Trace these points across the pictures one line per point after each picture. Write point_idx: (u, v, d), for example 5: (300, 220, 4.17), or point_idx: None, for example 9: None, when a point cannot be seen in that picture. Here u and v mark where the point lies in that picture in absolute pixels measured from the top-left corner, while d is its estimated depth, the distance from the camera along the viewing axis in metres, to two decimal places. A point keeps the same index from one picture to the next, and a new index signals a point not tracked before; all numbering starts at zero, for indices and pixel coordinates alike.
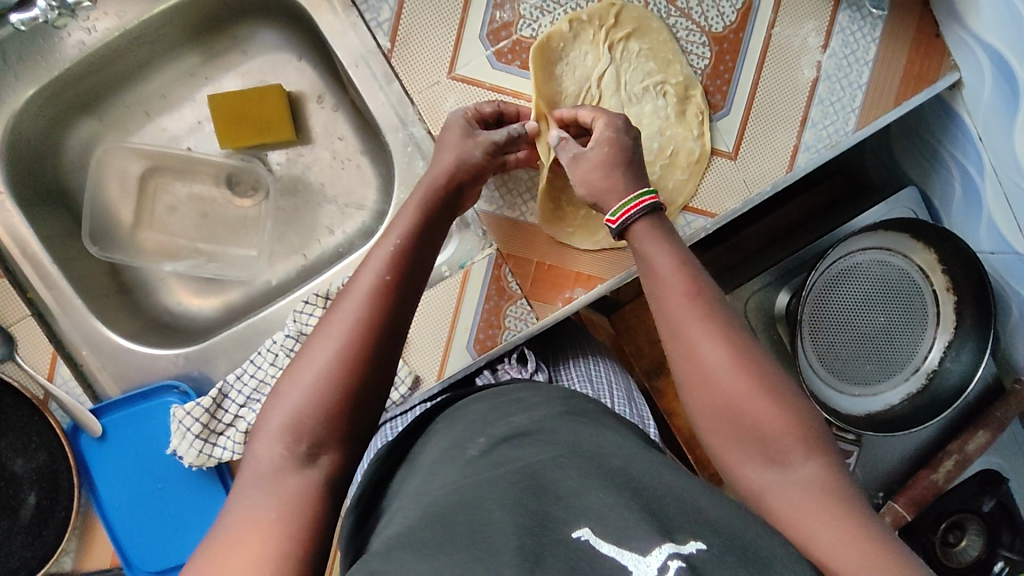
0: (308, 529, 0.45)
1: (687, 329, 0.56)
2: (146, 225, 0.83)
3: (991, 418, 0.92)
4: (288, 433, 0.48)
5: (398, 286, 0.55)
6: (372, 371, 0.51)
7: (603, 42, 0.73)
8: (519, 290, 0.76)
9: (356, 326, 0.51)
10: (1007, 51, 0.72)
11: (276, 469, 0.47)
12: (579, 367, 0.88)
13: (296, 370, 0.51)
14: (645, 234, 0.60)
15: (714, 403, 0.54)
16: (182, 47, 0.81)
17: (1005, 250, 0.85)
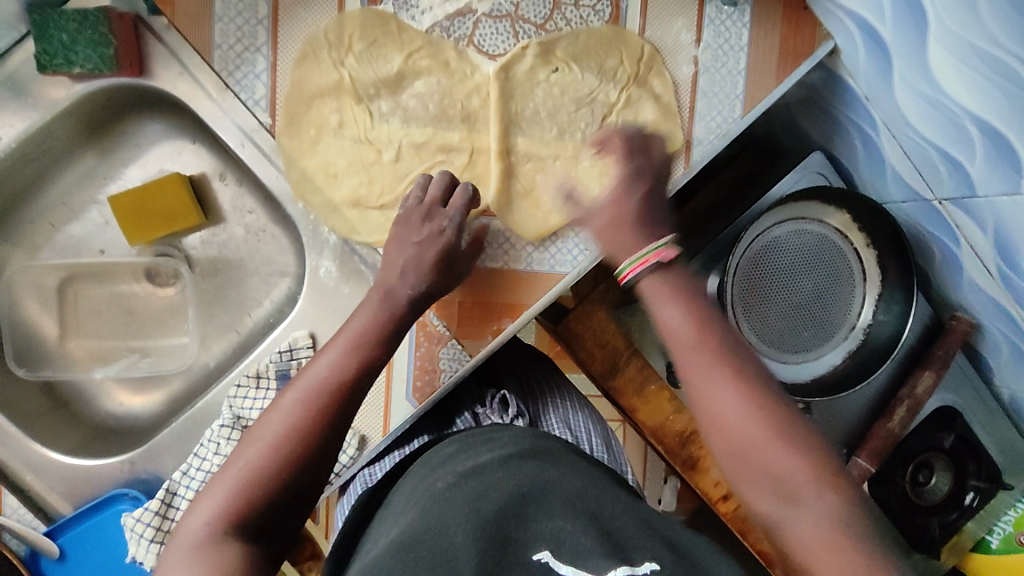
0: None
1: (709, 392, 0.56)
2: (74, 334, 0.83)
3: (934, 357, 0.94)
4: (211, 521, 0.52)
5: (352, 379, 0.59)
6: (314, 452, 0.56)
7: (481, 91, 0.74)
8: (447, 331, 0.76)
9: (292, 428, 0.55)
10: (870, 19, 0.74)
11: (202, 544, 0.51)
12: (557, 407, 0.93)
13: (238, 452, 0.55)
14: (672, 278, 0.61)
15: (736, 457, 0.55)
16: (73, 153, 0.81)
17: (914, 198, 0.88)
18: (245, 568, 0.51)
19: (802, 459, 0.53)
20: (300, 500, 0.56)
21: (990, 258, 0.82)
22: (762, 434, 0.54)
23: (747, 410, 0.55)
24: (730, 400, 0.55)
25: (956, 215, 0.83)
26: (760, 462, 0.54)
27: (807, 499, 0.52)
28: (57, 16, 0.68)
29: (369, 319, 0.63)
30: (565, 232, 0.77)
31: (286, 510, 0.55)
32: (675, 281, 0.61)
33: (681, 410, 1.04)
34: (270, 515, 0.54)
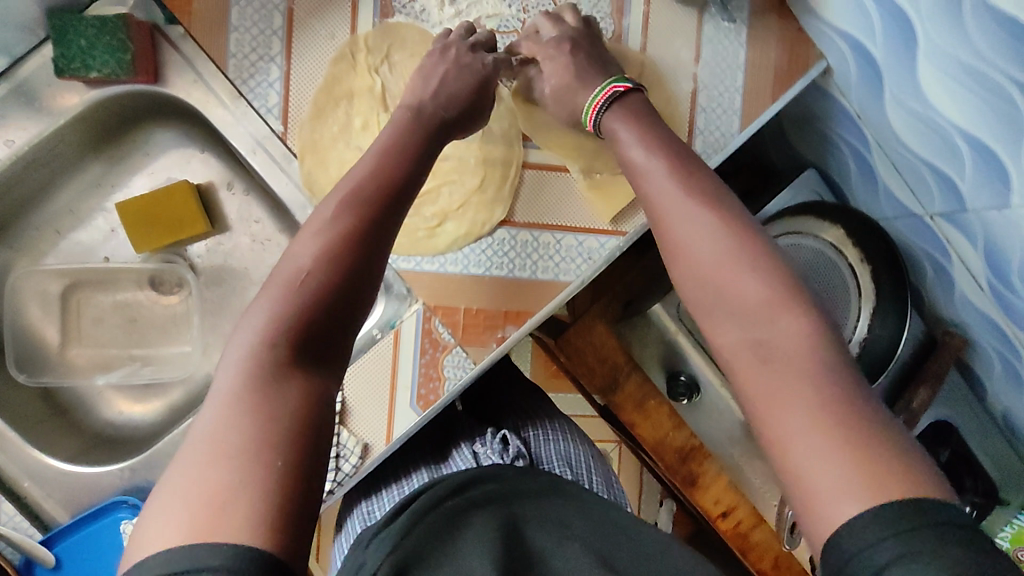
0: (291, 448, 0.43)
1: (673, 226, 0.57)
2: (75, 342, 0.83)
3: (929, 372, 0.95)
4: (246, 371, 0.46)
5: (371, 205, 0.55)
6: (354, 271, 0.52)
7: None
8: (451, 339, 0.76)
9: (316, 259, 0.51)
10: (861, 38, 0.76)
11: (268, 375, 0.46)
12: (555, 439, 0.92)
13: (273, 283, 0.51)
14: (616, 117, 0.66)
15: (697, 279, 0.55)
16: (82, 161, 0.82)
17: (906, 214, 0.91)
18: (318, 394, 0.47)
19: (767, 280, 0.53)
20: (351, 324, 0.52)
21: (980, 272, 0.85)
22: (725, 250, 0.54)
23: (713, 245, 0.55)
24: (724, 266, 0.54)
25: (946, 229, 0.86)
26: (716, 270, 0.54)
27: (778, 321, 0.51)
28: (75, 22, 0.70)
29: (387, 144, 0.60)
30: (570, 240, 0.78)
31: (338, 331, 0.50)
32: (631, 104, 0.66)
33: (680, 426, 1.04)
34: (319, 344, 0.49)
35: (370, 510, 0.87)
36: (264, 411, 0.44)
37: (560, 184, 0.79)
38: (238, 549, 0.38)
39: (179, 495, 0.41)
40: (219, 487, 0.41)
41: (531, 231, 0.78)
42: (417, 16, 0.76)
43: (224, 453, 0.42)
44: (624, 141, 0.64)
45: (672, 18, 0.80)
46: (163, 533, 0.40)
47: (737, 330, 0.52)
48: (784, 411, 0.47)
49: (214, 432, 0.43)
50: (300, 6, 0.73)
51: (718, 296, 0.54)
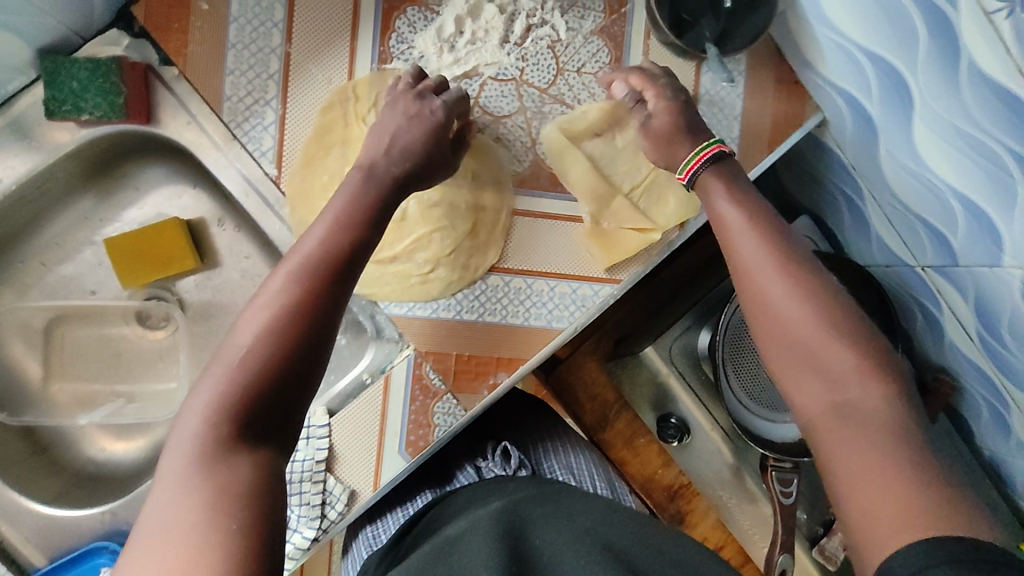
0: (246, 529, 0.42)
1: (753, 281, 0.57)
2: (58, 377, 0.82)
3: None
4: (195, 449, 0.45)
5: (321, 272, 0.53)
6: (300, 347, 0.50)
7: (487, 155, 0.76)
8: (443, 386, 0.76)
9: (263, 335, 0.49)
10: (857, 95, 0.77)
11: (210, 458, 0.44)
12: (555, 449, 0.95)
13: (216, 363, 0.49)
14: (711, 177, 0.64)
15: (779, 337, 0.54)
16: (71, 195, 0.81)
17: (898, 263, 0.92)
18: (266, 475, 0.45)
19: (850, 349, 0.52)
20: (299, 404, 0.50)
21: (971, 323, 0.86)
22: (808, 311, 0.54)
23: (794, 302, 0.54)
24: (800, 329, 0.53)
25: (939, 281, 0.86)
26: (798, 330, 0.53)
27: (855, 388, 0.50)
28: (67, 63, 0.70)
29: (345, 206, 0.58)
30: (563, 287, 0.78)
31: (285, 411, 0.49)
32: (728, 169, 0.65)
33: (670, 464, 1.04)
34: (266, 422, 0.48)
35: (376, 531, 0.88)
36: (213, 496, 0.43)
37: (555, 231, 0.79)
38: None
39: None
40: (173, 556, 0.40)
41: (526, 278, 0.78)
42: (415, 62, 0.76)
43: (180, 525, 0.41)
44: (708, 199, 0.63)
45: (669, 69, 0.80)
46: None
47: (815, 397, 0.52)
48: (869, 485, 0.47)
49: (166, 516, 0.42)
50: (297, 51, 0.74)
51: (802, 357, 0.53)
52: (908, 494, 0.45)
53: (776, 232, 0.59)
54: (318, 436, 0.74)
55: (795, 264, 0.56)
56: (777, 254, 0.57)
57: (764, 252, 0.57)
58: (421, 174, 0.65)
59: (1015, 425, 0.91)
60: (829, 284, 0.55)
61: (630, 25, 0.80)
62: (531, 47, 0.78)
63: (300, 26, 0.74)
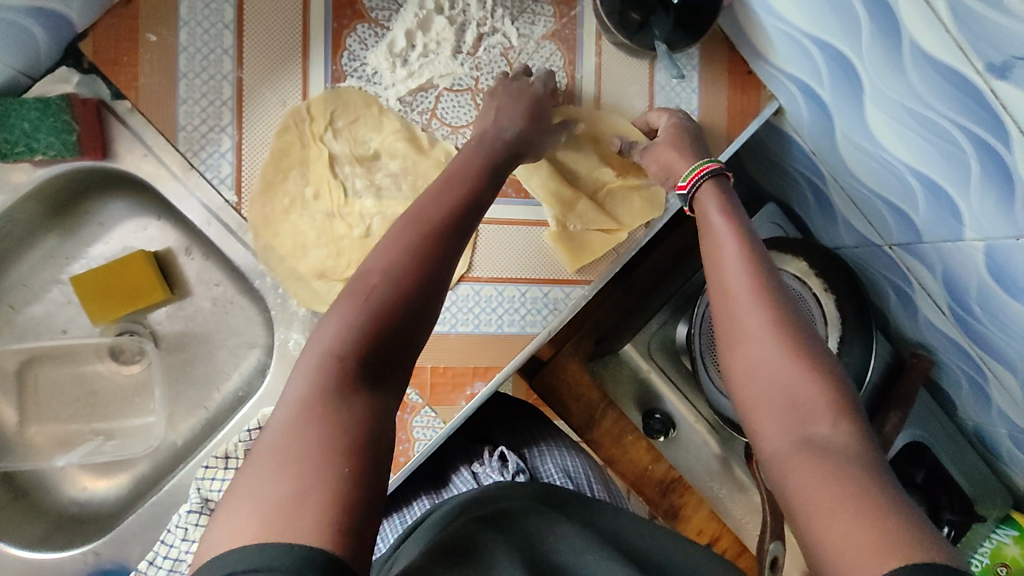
0: (357, 460, 0.44)
1: (735, 320, 0.59)
2: (34, 419, 0.81)
3: (900, 396, 0.96)
4: (304, 386, 0.47)
5: (439, 235, 0.57)
6: (420, 297, 0.53)
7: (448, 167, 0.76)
8: (420, 400, 0.76)
9: (388, 283, 0.52)
10: (809, 82, 0.78)
11: (332, 388, 0.47)
12: (551, 453, 0.92)
13: (341, 302, 0.52)
14: (710, 195, 0.68)
15: (753, 380, 0.55)
16: (34, 235, 0.80)
17: (866, 244, 0.92)
18: (377, 413, 0.48)
19: (824, 391, 0.52)
20: (408, 354, 0.53)
21: (942, 298, 0.87)
22: (783, 354, 0.55)
23: (765, 333, 0.56)
24: (778, 369, 0.54)
25: (906, 259, 0.87)
26: (777, 373, 0.54)
27: (824, 428, 0.51)
28: (16, 105, 0.69)
29: (450, 176, 0.63)
30: (534, 292, 0.78)
31: (395, 358, 0.52)
32: (719, 187, 0.69)
33: (660, 459, 1.06)
34: (380, 364, 0.51)
35: (373, 544, 0.84)
36: (331, 425, 0.45)
37: (520, 236, 0.79)
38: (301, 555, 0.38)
39: (249, 503, 0.41)
40: (278, 496, 0.41)
41: (496, 285, 0.77)
42: (368, 79, 0.76)
43: (282, 466, 0.42)
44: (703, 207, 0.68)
45: (623, 68, 0.81)
46: (221, 538, 0.40)
47: (788, 437, 0.52)
48: (835, 520, 0.45)
49: (286, 440, 0.44)
50: (249, 76, 0.74)
51: (780, 392, 0.54)
52: (864, 517, 0.44)
53: (768, 268, 0.61)
54: None
55: (783, 307, 0.58)
56: (763, 295, 0.59)
57: (754, 292, 0.59)
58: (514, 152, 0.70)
59: (993, 395, 0.93)
60: (813, 339, 0.56)
61: (581, 27, 0.80)
62: (484, 56, 0.78)
63: (249, 52, 0.74)
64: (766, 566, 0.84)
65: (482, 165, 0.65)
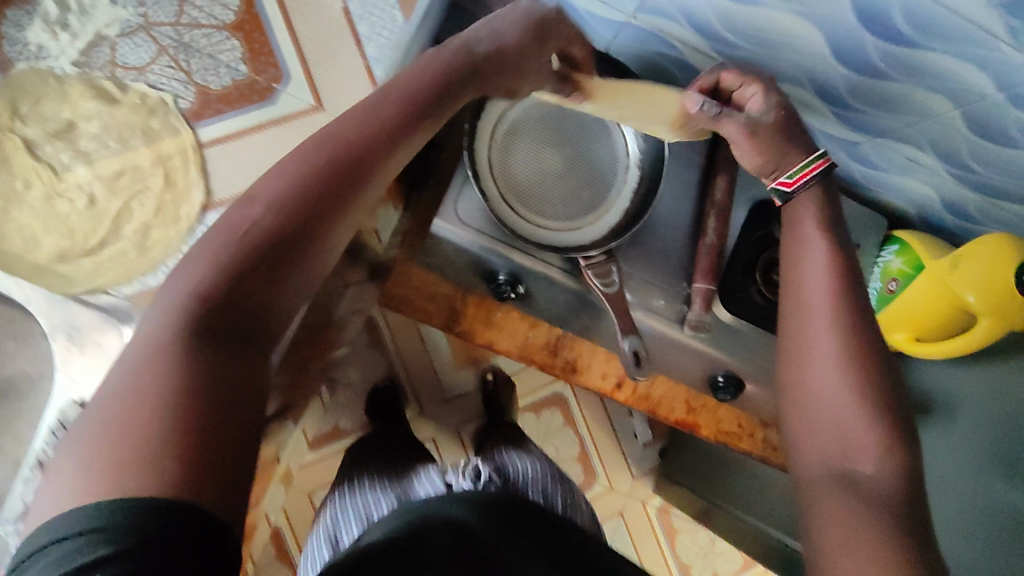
0: (192, 425, 0.45)
1: (806, 371, 0.66)
2: None
3: (722, 160, 0.95)
4: (181, 324, 0.49)
5: (313, 179, 0.56)
6: (284, 245, 0.54)
7: (149, 107, 1.22)
8: None
9: (249, 238, 0.53)
10: None
11: (175, 339, 0.48)
12: (521, 460, 1.04)
13: (202, 244, 0.53)
14: (808, 199, 0.75)
15: (805, 401, 0.65)
16: None
17: (620, 28, 0.89)
18: (224, 370, 0.49)
19: (873, 434, 0.61)
20: (270, 315, 0.53)
21: (705, 46, 0.85)
22: (848, 392, 0.63)
23: (832, 377, 0.64)
24: (847, 404, 0.62)
25: (652, 22, 0.85)
26: (830, 406, 0.63)
27: (863, 463, 0.60)
28: None
29: (346, 114, 0.60)
30: None
31: (257, 311, 0.52)
32: (804, 204, 0.75)
33: (537, 324, 1.05)
34: (231, 324, 0.51)
35: (338, 527, 0.92)
36: (167, 382, 0.46)
37: None
38: (122, 514, 0.40)
39: (72, 466, 0.43)
40: (122, 451, 0.43)
41: None
42: None
43: (134, 412, 0.45)
44: (804, 245, 0.72)
45: None
46: (57, 495, 0.42)
47: (826, 464, 0.61)
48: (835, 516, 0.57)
49: (125, 397, 0.46)
50: None
51: (832, 427, 0.62)
52: (844, 507, 0.57)
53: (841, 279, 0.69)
54: None
55: (851, 329, 0.66)
56: (830, 318, 0.67)
57: (825, 313, 0.67)
58: (474, 71, 0.67)
59: (806, 120, 0.93)
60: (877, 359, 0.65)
61: None
62: None
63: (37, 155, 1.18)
64: (631, 364, 0.86)
65: (435, 86, 0.64)
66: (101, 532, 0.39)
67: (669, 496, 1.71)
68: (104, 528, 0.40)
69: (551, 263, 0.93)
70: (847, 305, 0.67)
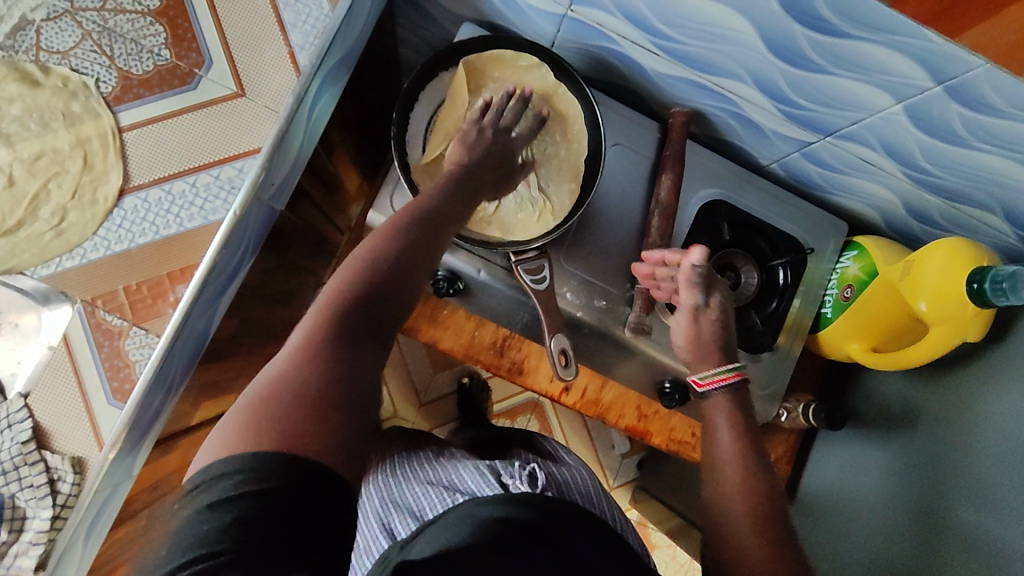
0: (339, 402, 0.50)
1: (719, 493, 0.66)
2: None
3: (667, 158, 0.93)
4: (305, 346, 0.53)
5: (434, 226, 0.67)
6: (417, 270, 0.63)
7: (68, 90, 0.83)
8: (125, 322, 0.83)
9: (386, 259, 0.61)
10: None
11: (331, 336, 0.54)
12: (568, 471, 0.76)
13: (348, 264, 0.60)
14: (719, 409, 0.75)
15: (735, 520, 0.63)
16: None
17: (560, 21, 0.87)
18: (367, 367, 0.55)
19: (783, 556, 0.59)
20: (393, 321, 0.60)
21: (641, 39, 0.84)
22: (747, 514, 0.63)
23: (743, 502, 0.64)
24: (733, 504, 0.64)
25: (589, 15, 0.83)
26: (741, 513, 0.63)
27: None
28: None
29: (444, 182, 0.75)
30: (201, 179, 0.83)
31: (388, 322, 0.59)
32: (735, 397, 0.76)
33: (484, 323, 1.01)
34: (370, 327, 0.57)
35: (375, 544, 0.65)
36: (325, 369, 0.52)
37: (164, 131, 0.84)
38: (269, 460, 0.44)
39: (239, 427, 0.46)
40: (286, 408, 0.47)
41: (159, 186, 0.83)
42: None
43: (268, 406, 0.48)
44: (720, 418, 0.74)
45: None
46: (218, 443, 0.46)
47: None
48: None
49: (282, 379, 0.50)
50: None
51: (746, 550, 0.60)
52: None
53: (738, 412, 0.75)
54: (19, 421, 0.83)
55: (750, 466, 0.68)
56: (735, 456, 0.69)
57: (732, 448, 0.70)
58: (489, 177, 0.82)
59: (752, 118, 0.90)
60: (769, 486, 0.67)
61: None
62: None
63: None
64: (557, 363, 0.83)
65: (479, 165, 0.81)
66: (237, 473, 0.43)
67: (646, 512, 1.64)
68: (241, 471, 0.43)
69: (493, 260, 0.91)
70: (749, 450, 0.70)
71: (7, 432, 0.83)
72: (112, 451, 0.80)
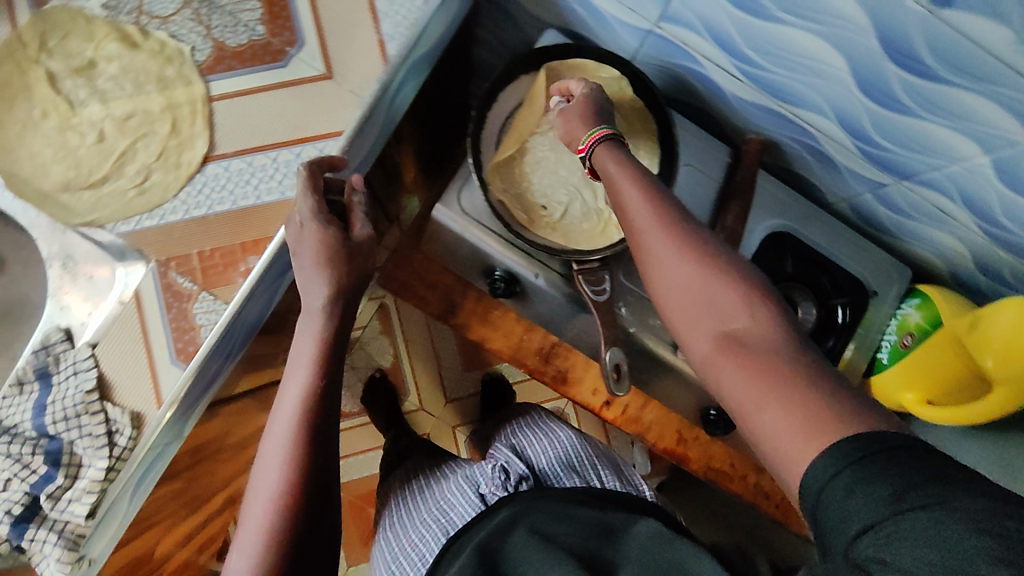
0: None
1: (690, 330, 0.59)
2: None
3: (736, 185, 0.92)
4: (277, 565, 0.59)
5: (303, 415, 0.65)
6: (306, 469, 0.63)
7: (165, 55, 0.86)
8: (195, 286, 0.84)
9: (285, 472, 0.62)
10: None
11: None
12: (542, 440, 0.91)
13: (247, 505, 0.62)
14: (606, 157, 0.69)
15: (717, 355, 0.56)
16: None
17: (645, 37, 0.88)
18: None
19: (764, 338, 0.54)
20: (321, 521, 0.63)
21: (727, 63, 0.83)
22: (723, 333, 0.56)
23: (720, 325, 0.57)
24: (709, 342, 0.57)
25: (676, 33, 0.83)
26: (721, 338, 0.56)
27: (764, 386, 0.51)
28: None
29: (320, 333, 0.69)
30: (281, 155, 0.84)
31: (321, 513, 0.63)
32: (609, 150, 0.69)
33: (533, 328, 1.03)
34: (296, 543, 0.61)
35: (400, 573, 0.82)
36: None
37: (252, 105, 0.86)
38: None
39: None
40: None
41: (241, 158, 0.85)
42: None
43: None
44: (613, 176, 0.67)
45: None
46: None
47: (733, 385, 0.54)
48: (777, 439, 0.49)
49: None
50: None
51: (728, 357, 0.55)
52: (773, 411, 0.50)
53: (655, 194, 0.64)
54: (85, 368, 0.86)
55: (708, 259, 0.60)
56: (694, 266, 0.59)
57: (680, 256, 0.60)
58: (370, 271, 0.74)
59: (831, 154, 0.89)
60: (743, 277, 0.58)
61: None
62: None
63: (10, 50, 0.86)
64: (611, 377, 0.80)
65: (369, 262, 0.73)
66: None
67: None
68: None
69: (550, 266, 0.90)
70: (689, 236, 0.61)
71: (74, 378, 0.86)
72: (169, 411, 0.80)
